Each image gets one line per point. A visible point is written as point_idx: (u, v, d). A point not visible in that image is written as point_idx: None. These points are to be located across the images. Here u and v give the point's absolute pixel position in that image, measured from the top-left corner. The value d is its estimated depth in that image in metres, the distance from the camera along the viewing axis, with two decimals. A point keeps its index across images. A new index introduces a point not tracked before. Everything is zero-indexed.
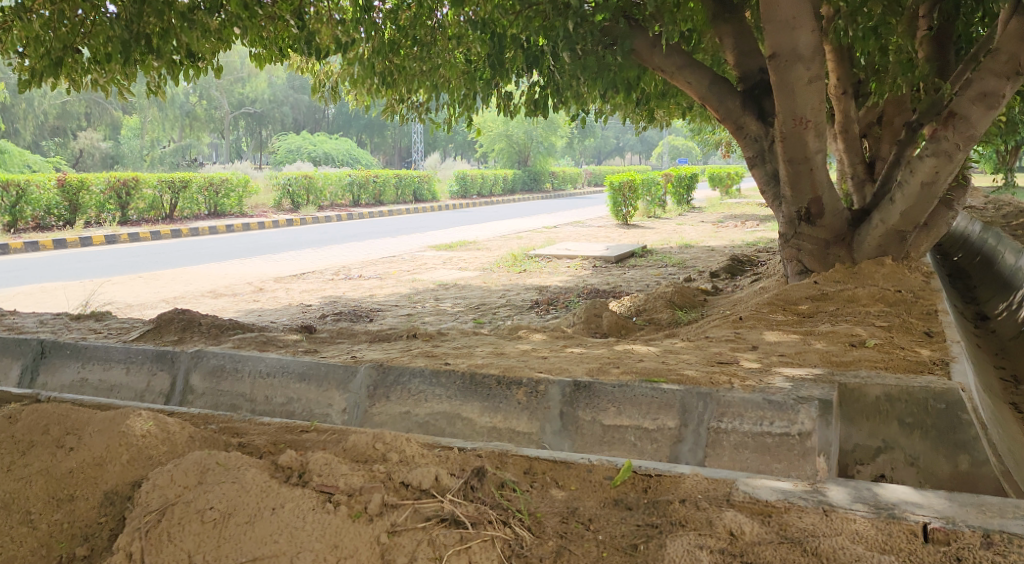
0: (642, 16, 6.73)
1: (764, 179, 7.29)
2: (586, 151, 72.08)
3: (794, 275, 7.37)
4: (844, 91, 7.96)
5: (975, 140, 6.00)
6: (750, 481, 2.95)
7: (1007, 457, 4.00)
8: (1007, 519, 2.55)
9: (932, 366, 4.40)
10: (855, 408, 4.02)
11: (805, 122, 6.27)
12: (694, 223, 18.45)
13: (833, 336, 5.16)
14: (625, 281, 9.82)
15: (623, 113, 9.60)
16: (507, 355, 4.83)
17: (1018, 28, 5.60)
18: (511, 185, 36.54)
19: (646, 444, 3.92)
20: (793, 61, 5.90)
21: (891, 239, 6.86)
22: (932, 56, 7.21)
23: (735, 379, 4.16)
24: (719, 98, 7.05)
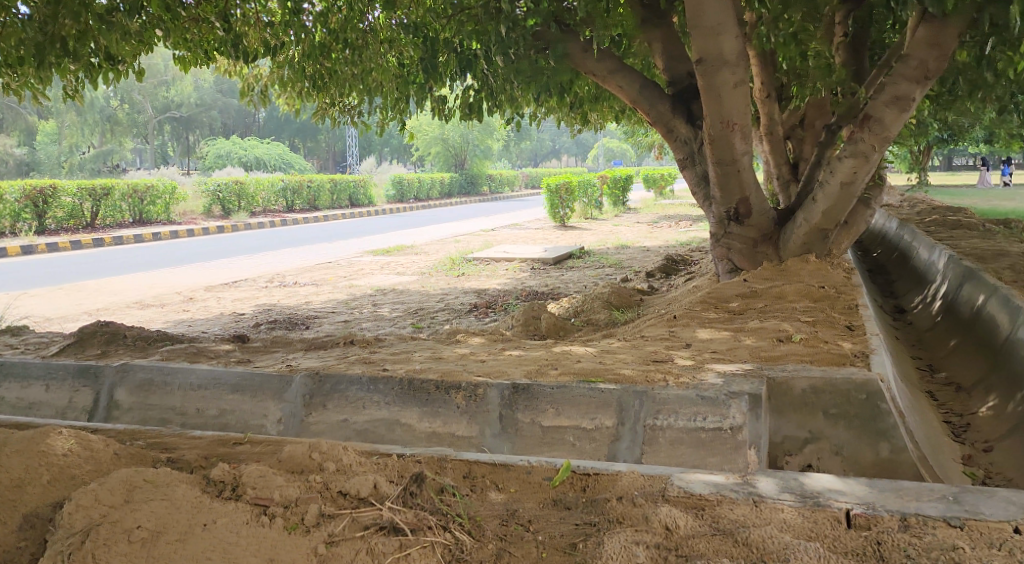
0: (573, 21, 6.78)
1: (694, 180, 7.48)
2: (522, 154, 72.40)
3: (725, 273, 7.58)
4: (767, 95, 8.29)
5: (889, 141, 6.31)
6: (684, 475, 3.02)
7: (923, 442, 4.23)
8: (922, 503, 2.69)
9: (854, 358, 4.60)
10: (783, 401, 4.15)
11: (732, 125, 6.46)
12: (629, 224, 18.72)
13: (761, 331, 5.33)
14: (563, 283, 9.91)
15: (557, 117, 9.68)
16: (445, 360, 4.82)
17: (925, 35, 5.81)
18: (449, 189, 36.39)
19: (585, 444, 3.97)
20: (719, 65, 6.09)
21: (814, 237, 7.13)
22: (847, 61, 7.51)
23: (670, 376, 4.26)
24: (650, 101, 7.20)
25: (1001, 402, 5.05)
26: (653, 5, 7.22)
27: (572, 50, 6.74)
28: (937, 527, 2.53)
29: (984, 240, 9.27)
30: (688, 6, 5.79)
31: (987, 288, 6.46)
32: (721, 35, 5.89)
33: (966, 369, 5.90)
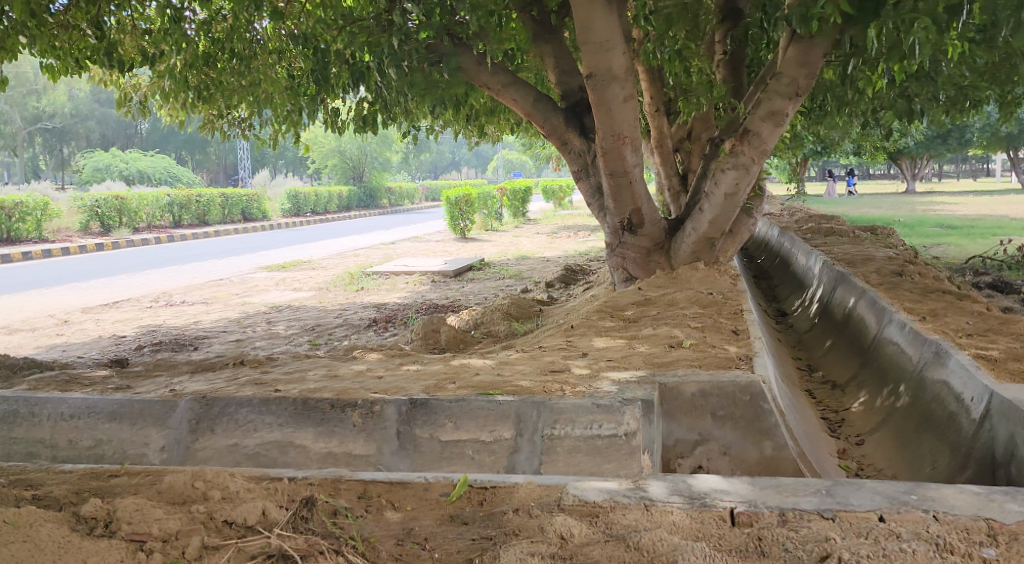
0: (465, 34, 6.80)
1: (588, 192, 7.67)
2: (422, 166, 72.09)
3: (621, 282, 7.80)
4: (657, 109, 8.65)
5: (767, 154, 6.71)
6: (579, 484, 3.07)
7: (803, 438, 4.46)
8: (799, 497, 2.83)
9: (739, 361, 4.82)
10: (675, 406, 4.29)
11: (622, 138, 6.67)
12: (529, 236, 18.93)
13: (654, 338, 5.50)
14: (463, 295, 9.92)
15: (454, 130, 9.69)
16: (341, 377, 4.70)
17: (795, 55, 6.08)
18: (348, 203, 35.77)
19: (484, 456, 3.98)
20: (608, 80, 6.28)
21: (702, 246, 7.44)
22: (728, 80, 7.83)
23: (567, 386, 4.31)
24: (544, 114, 7.32)
25: (870, 397, 5.41)
26: (544, 20, 7.34)
27: (467, 63, 6.77)
28: (812, 519, 2.68)
29: (855, 246, 9.94)
30: (577, 21, 5.93)
31: (857, 291, 6.92)
32: (610, 51, 6.08)
33: (840, 367, 6.29)
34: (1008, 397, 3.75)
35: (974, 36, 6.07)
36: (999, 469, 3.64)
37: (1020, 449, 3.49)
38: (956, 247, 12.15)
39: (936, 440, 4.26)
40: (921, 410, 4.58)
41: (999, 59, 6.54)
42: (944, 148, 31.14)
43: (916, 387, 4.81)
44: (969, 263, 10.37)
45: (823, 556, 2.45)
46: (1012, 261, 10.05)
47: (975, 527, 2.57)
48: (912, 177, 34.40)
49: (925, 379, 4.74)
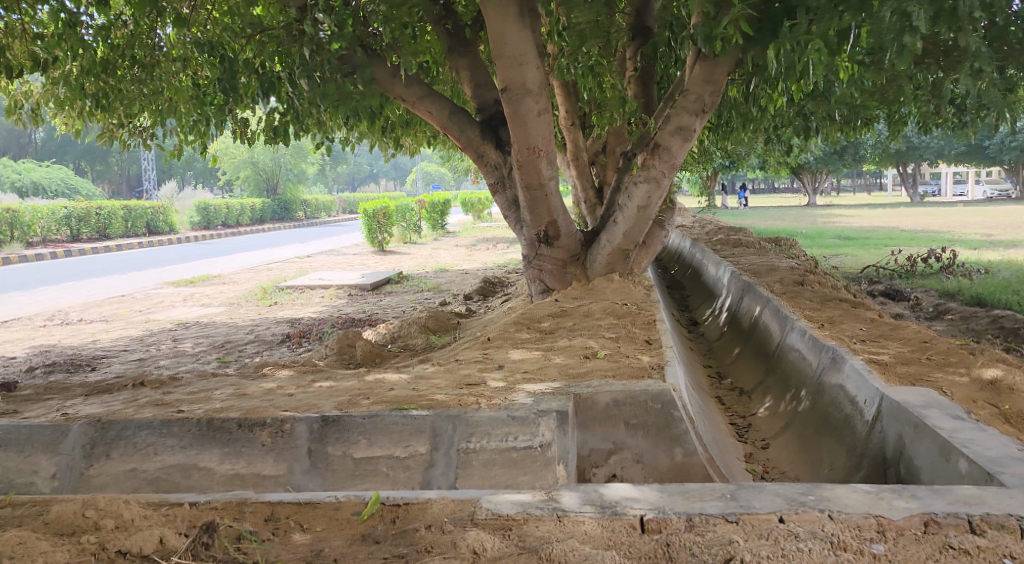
0: (379, 46, 6.72)
1: (505, 205, 7.72)
2: (339, 179, 70.93)
3: (537, 294, 7.86)
4: (573, 123, 8.80)
5: (676, 168, 6.90)
6: (493, 497, 3.06)
7: (711, 444, 4.59)
8: (705, 502, 2.91)
9: (651, 370, 4.92)
10: (589, 416, 4.34)
11: (537, 151, 6.74)
12: (448, 248, 18.88)
13: (569, 349, 5.56)
14: (381, 309, 9.79)
15: (369, 141, 9.56)
16: (249, 396, 4.54)
17: (701, 73, 6.38)
18: (261, 216, 34.79)
19: (398, 472, 3.93)
20: (523, 94, 6.37)
21: (616, 258, 7.58)
22: (638, 95, 8.10)
23: (482, 399, 4.29)
24: (459, 127, 7.31)
25: (775, 403, 5.62)
26: (459, 34, 7.33)
27: (381, 74, 6.70)
28: (717, 523, 2.76)
29: (761, 257, 10.36)
30: (492, 35, 6.02)
31: (762, 300, 7.20)
32: (523, 65, 6.19)
33: (747, 374, 6.52)
34: (897, 399, 3.96)
35: (862, 59, 6.44)
36: (890, 468, 3.84)
37: (908, 448, 3.69)
38: (853, 257, 12.83)
39: (833, 441, 4.46)
40: (820, 413, 4.79)
41: (884, 81, 6.95)
42: (841, 163, 32.88)
43: (816, 391, 5.03)
44: (864, 273, 10.97)
45: (726, 559, 2.54)
46: (902, 270, 10.69)
47: (866, 525, 2.69)
48: (813, 191, 36.18)
49: (823, 383, 4.96)
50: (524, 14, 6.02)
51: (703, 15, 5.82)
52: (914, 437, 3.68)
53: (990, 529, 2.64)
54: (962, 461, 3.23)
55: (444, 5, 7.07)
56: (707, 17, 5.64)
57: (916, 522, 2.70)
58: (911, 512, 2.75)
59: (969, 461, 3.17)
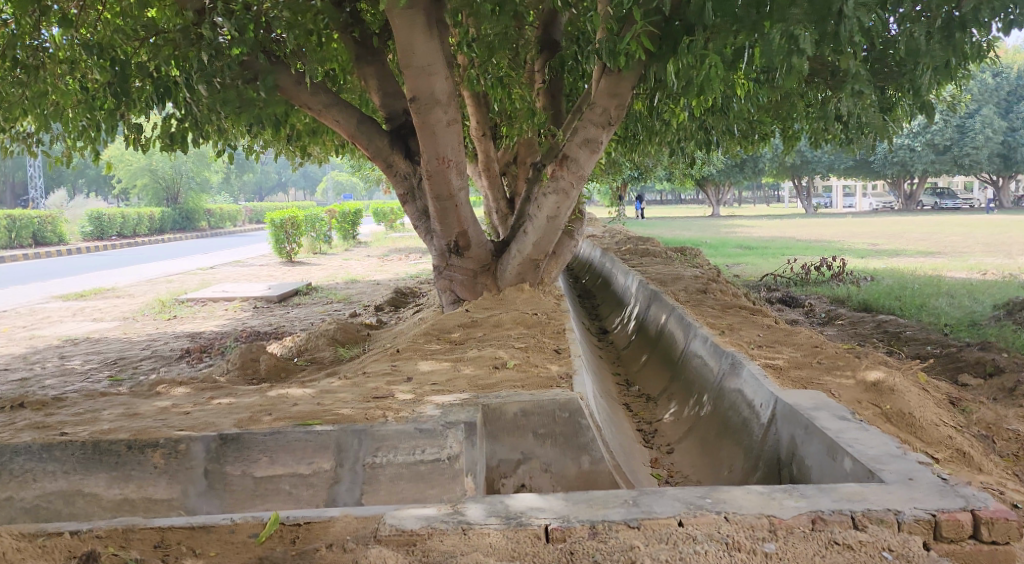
0: (282, 52, 6.55)
1: (415, 215, 7.66)
2: (246, 187, 68.75)
3: (448, 304, 7.82)
4: (483, 134, 8.84)
5: (584, 178, 7.03)
6: (397, 512, 3.01)
7: (617, 450, 4.67)
8: (608, 509, 2.96)
9: (559, 380, 4.96)
10: (497, 426, 4.34)
11: (447, 161, 6.73)
12: (359, 259, 18.56)
13: (478, 360, 5.55)
14: (287, 321, 9.52)
15: (275, 150, 9.30)
16: (141, 416, 4.31)
17: (606, 87, 6.52)
18: (161, 225, 33.31)
19: (302, 490, 3.82)
20: (431, 104, 6.36)
21: (526, 268, 7.64)
22: (547, 107, 8.25)
23: (389, 412, 4.20)
24: (368, 136, 7.20)
25: (679, 408, 5.78)
26: (366, 43, 7.20)
27: (285, 81, 6.52)
28: (620, 529, 2.81)
29: (667, 266, 10.66)
30: (400, 44, 6.00)
31: (667, 309, 7.40)
32: (432, 75, 6.19)
33: (653, 380, 6.68)
34: (790, 402, 4.14)
35: (756, 76, 6.73)
36: (783, 468, 4.00)
37: (800, 448, 3.86)
38: (752, 266, 13.38)
39: (732, 445, 4.62)
40: (721, 418, 4.95)
41: (778, 97, 7.28)
42: (743, 176, 34.31)
43: (717, 396, 5.20)
44: (763, 281, 11.46)
45: None
46: (797, 278, 11.22)
47: (759, 525, 2.80)
48: (716, 202, 37.57)
49: (724, 389, 5.13)
50: (431, 25, 6.03)
51: (607, 30, 5.96)
52: (804, 438, 3.85)
53: (871, 524, 2.80)
54: (847, 459, 3.40)
55: (351, 13, 6.95)
56: (611, 32, 5.76)
57: (804, 520, 2.82)
58: (800, 511, 2.86)
59: (853, 459, 3.35)
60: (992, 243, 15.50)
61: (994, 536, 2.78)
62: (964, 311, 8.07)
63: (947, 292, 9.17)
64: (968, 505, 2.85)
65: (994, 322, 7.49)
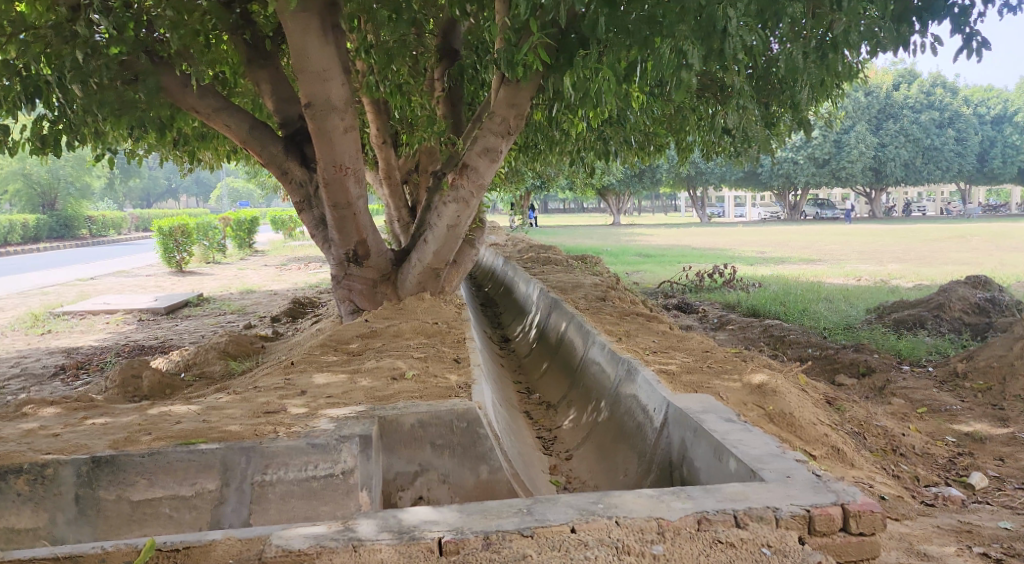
0: (166, 53, 6.25)
1: (312, 224, 7.46)
2: (134, 193, 65.27)
3: (347, 314, 7.64)
4: (384, 141, 8.69)
5: (484, 188, 7.03)
6: (284, 532, 2.90)
7: (516, 459, 4.68)
8: (502, 519, 2.95)
9: (458, 389, 4.93)
10: (394, 438, 4.26)
11: (344, 169, 6.59)
12: (255, 268, 17.91)
13: (376, 371, 5.44)
14: (176, 334, 9.07)
15: (160, 154, 8.86)
16: (3, 441, 3.99)
17: (505, 97, 6.56)
18: (37, 233, 31.10)
19: (184, 513, 3.67)
20: (327, 110, 6.21)
21: (427, 277, 7.58)
22: (447, 115, 8.24)
23: (280, 427, 4.05)
24: (261, 142, 6.97)
25: (578, 415, 5.86)
26: (258, 46, 6.94)
27: (169, 83, 6.22)
28: (513, 539, 2.82)
29: (567, 274, 10.83)
30: (292, 49, 5.84)
31: (567, 316, 7.51)
32: (327, 81, 6.06)
33: (553, 387, 6.76)
34: (680, 407, 4.27)
35: (650, 90, 6.95)
36: (675, 471, 4.13)
37: (689, 451, 3.99)
38: (650, 273, 13.78)
39: (628, 449, 4.72)
40: (617, 423, 5.05)
41: (670, 110, 7.52)
42: (641, 185, 35.32)
43: (613, 402, 5.31)
44: (660, 288, 11.83)
45: None
46: (692, 285, 11.64)
47: (647, 527, 2.87)
48: (617, 211, 38.54)
49: (620, 394, 5.24)
50: (326, 30, 5.93)
51: (505, 40, 5.99)
52: (693, 441, 3.98)
53: (751, 522, 2.91)
54: (731, 460, 3.53)
55: (241, 15, 6.69)
56: (509, 43, 5.81)
57: (690, 521, 2.90)
58: (686, 512, 2.95)
59: (737, 460, 3.48)
60: (865, 251, 16.59)
61: (861, 528, 2.95)
62: (840, 315, 8.60)
63: (826, 297, 9.74)
64: (839, 499, 3.00)
65: (867, 325, 8.01)
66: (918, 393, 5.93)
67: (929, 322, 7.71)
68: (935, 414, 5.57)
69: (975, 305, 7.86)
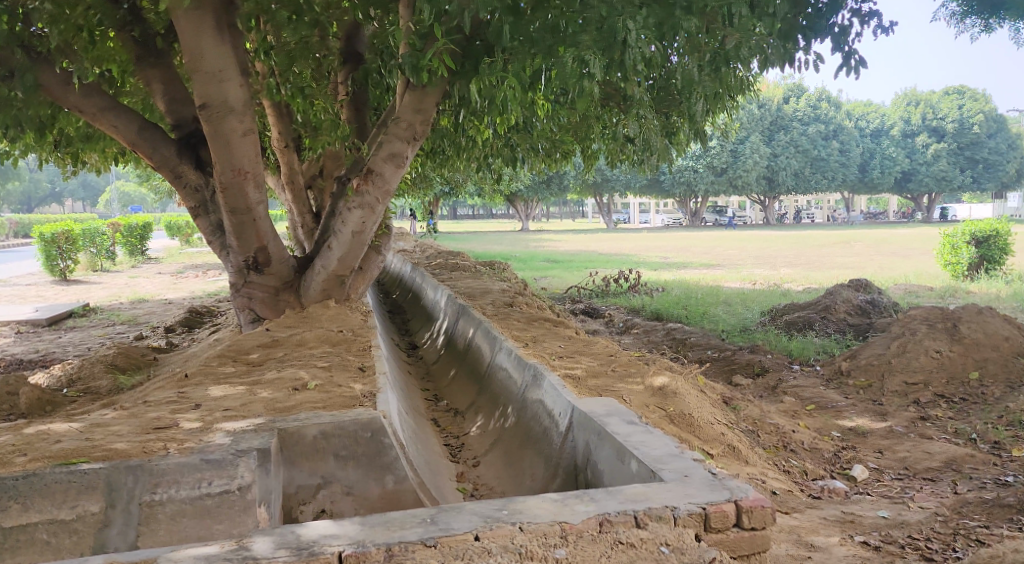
0: (45, 49, 5.88)
1: (208, 230, 7.15)
2: (14, 197, 60.99)
3: (247, 324, 7.31)
4: (286, 145, 8.43)
5: (390, 194, 6.95)
6: (173, 555, 2.76)
7: (422, 467, 4.62)
8: (406, 530, 2.89)
9: (363, 399, 4.83)
10: (295, 451, 4.13)
11: (243, 173, 6.36)
12: (149, 277, 17.08)
13: (277, 382, 5.26)
14: (59, 347, 8.52)
15: (41, 156, 8.31)
16: None
17: (411, 102, 6.50)
18: None
19: (62, 539, 3.44)
20: (224, 112, 5.98)
21: (331, 284, 7.41)
22: (351, 120, 8.07)
23: (172, 444, 3.85)
24: (152, 144, 6.65)
25: (485, 421, 5.86)
26: (148, 43, 6.63)
27: (48, 80, 5.85)
28: (416, 549, 2.77)
29: (475, 280, 10.84)
30: (186, 47, 5.62)
31: (474, 322, 7.51)
32: (224, 82, 5.85)
33: (461, 393, 6.74)
34: (584, 410, 4.33)
35: (555, 98, 7.07)
36: (580, 474, 4.18)
37: (594, 454, 4.05)
38: (558, 279, 13.98)
39: (534, 454, 4.75)
40: (523, 427, 5.08)
41: (576, 118, 7.66)
42: (549, 192, 35.84)
43: (520, 407, 5.33)
44: (568, 293, 12.01)
45: None
46: (599, 290, 11.88)
47: (551, 532, 2.89)
48: (525, 217, 38.92)
49: (526, 399, 5.27)
50: (222, 28, 5.76)
51: (409, 43, 5.89)
52: (597, 444, 4.04)
53: (650, 522, 2.97)
54: (633, 461, 3.60)
55: (129, 10, 6.35)
56: (414, 48, 5.74)
57: (592, 523, 2.94)
58: (588, 514, 2.99)
59: (638, 461, 3.55)
60: (760, 256, 17.35)
61: (753, 523, 3.07)
62: (737, 318, 8.95)
63: (725, 301, 10.15)
64: (732, 496, 3.11)
65: (761, 327, 8.39)
66: (808, 391, 6.25)
67: (817, 323, 8.15)
68: (823, 410, 5.89)
69: (858, 306, 8.38)
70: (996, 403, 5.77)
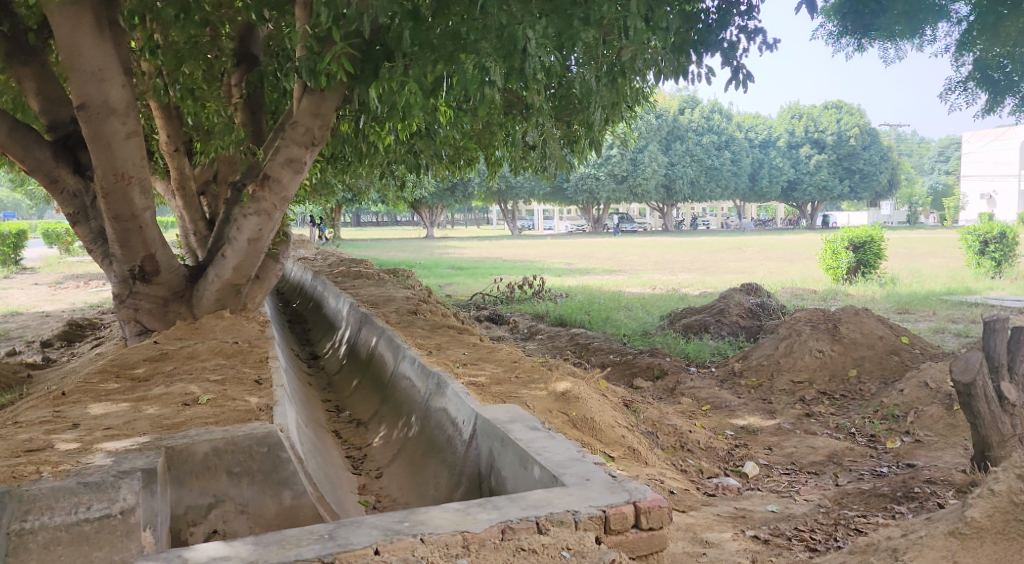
0: None
1: (89, 238, 6.72)
2: None
3: (133, 336, 6.92)
4: (176, 149, 8.04)
5: (287, 201, 6.74)
6: None
7: (322, 481, 4.49)
8: (302, 547, 2.79)
9: (259, 412, 4.66)
10: (183, 470, 3.92)
11: (127, 177, 5.98)
12: (24, 287, 15.91)
13: (165, 398, 4.99)
14: None
15: None
16: None
17: (308, 106, 6.33)
18: None
19: None
20: (104, 113, 5.65)
21: (226, 293, 7.11)
22: (246, 123, 7.74)
23: (45, 467, 3.61)
24: (23, 146, 6.20)
25: (388, 431, 5.76)
26: (19, 39, 6.19)
27: None
28: None
29: (378, 287, 10.66)
30: (61, 44, 5.33)
31: (377, 331, 7.38)
32: (104, 81, 5.55)
33: (364, 404, 6.60)
34: (487, 418, 4.31)
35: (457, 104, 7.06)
36: (483, 481, 4.16)
37: (497, 460, 4.04)
38: (463, 286, 13.96)
39: (437, 464, 4.70)
40: (427, 437, 5.02)
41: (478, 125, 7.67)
42: (454, 199, 35.76)
43: (423, 416, 5.27)
44: (473, 300, 12.00)
45: None
46: (504, 296, 11.92)
47: (453, 542, 2.86)
48: (430, 223, 38.68)
49: (429, 408, 5.22)
50: (102, 26, 5.49)
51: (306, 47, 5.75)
52: (501, 450, 4.04)
53: (552, 527, 2.99)
54: (536, 467, 3.62)
55: None
56: (310, 52, 5.58)
57: (495, 531, 2.93)
58: (491, 523, 2.97)
59: (540, 467, 3.57)
60: (659, 261, 17.87)
61: (651, 523, 3.13)
62: (637, 322, 9.18)
63: (626, 305, 10.39)
64: (631, 497, 3.17)
65: (660, 331, 8.64)
66: (704, 392, 6.48)
67: (712, 326, 8.46)
68: (717, 409, 6.11)
69: (750, 309, 8.76)
70: (872, 399, 6.15)
